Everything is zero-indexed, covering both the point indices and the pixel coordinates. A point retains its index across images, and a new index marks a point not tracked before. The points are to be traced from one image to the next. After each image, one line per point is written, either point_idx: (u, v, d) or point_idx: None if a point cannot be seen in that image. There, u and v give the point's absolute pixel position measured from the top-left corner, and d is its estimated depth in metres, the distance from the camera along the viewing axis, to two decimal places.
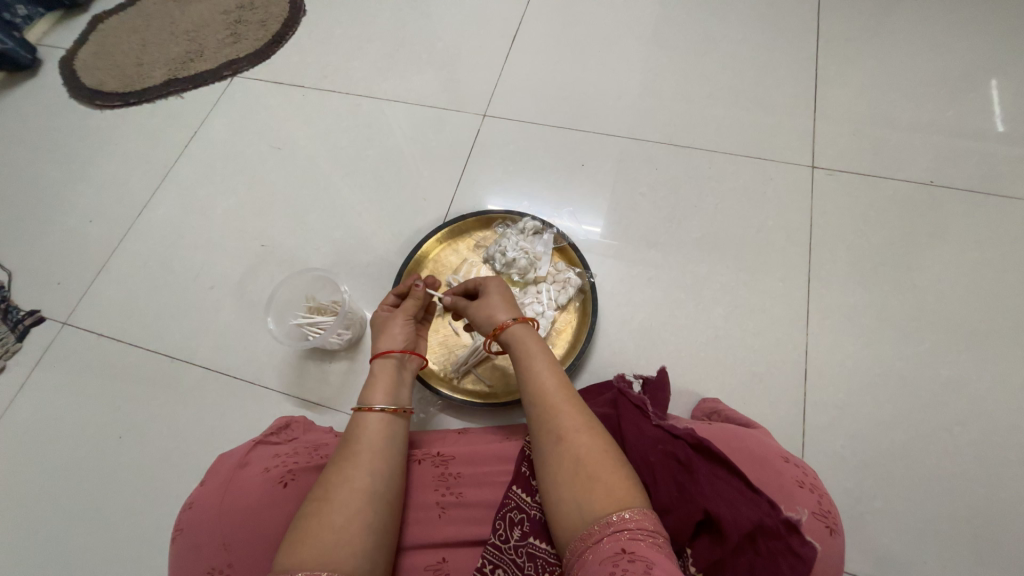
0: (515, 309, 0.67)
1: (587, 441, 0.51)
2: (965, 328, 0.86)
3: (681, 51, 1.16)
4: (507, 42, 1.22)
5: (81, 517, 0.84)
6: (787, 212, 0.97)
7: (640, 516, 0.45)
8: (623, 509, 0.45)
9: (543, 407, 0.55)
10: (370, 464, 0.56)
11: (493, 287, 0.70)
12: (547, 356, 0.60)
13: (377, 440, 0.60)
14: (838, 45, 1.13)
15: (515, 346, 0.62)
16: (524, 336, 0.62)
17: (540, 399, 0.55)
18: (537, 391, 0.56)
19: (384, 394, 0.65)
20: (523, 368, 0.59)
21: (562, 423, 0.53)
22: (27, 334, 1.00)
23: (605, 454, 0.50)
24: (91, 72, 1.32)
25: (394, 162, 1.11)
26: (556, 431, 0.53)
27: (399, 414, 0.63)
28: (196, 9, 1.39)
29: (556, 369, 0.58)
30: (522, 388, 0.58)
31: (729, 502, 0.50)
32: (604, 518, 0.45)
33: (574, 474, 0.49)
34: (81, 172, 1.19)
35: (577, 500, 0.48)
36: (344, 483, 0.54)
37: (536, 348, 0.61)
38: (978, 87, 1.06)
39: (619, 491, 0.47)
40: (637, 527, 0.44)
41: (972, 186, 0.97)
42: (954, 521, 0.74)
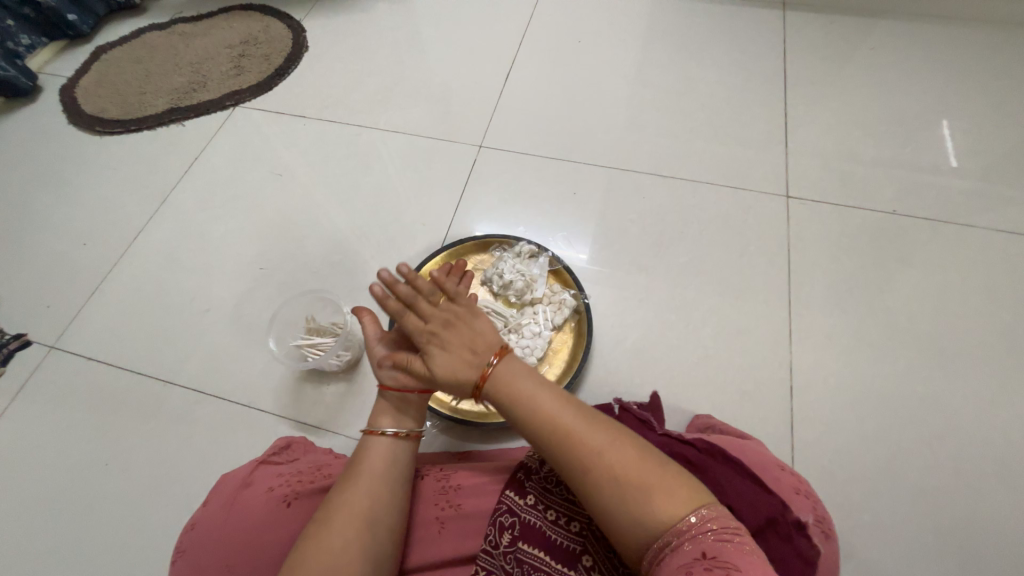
0: (483, 348, 0.54)
1: (622, 457, 0.47)
2: (934, 346, 0.92)
3: (663, 91, 1.25)
4: (501, 79, 1.30)
5: (61, 549, 0.80)
6: (766, 238, 1.03)
7: (711, 513, 0.43)
8: (692, 512, 0.43)
9: (563, 440, 0.48)
10: (368, 490, 0.55)
11: (445, 336, 0.56)
12: (538, 380, 0.52)
13: (380, 465, 0.58)
14: (804, 87, 1.24)
15: (503, 389, 0.52)
16: (508, 376, 0.52)
17: (557, 433, 0.49)
18: (549, 424, 0.49)
19: (392, 415, 0.61)
20: (523, 409, 0.51)
21: (592, 451, 0.47)
22: (11, 358, 0.97)
23: (645, 464, 0.46)
24: (92, 100, 1.34)
25: (394, 189, 1.15)
26: (588, 461, 0.47)
27: (406, 438, 0.61)
28: (201, 42, 1.44)
29: (552, 392, 0.52)
30: (528, 426, 0.51)
31: (738, 504, 0.51)
32: (678, 526, 0.42)
33: (628, 496, 0.45)
34: (78, 196, 1.19)
35: (646, 516, 0.43)
36: (342, 505, 0.54)
37: (524, 378, 0.52)
38: (931, 127, 1.17)
39: (679, 494, 0.44)
40: (714, 527, 0.41)
41: (932, 215, 1.05)
42: (939, 533, 0.77)
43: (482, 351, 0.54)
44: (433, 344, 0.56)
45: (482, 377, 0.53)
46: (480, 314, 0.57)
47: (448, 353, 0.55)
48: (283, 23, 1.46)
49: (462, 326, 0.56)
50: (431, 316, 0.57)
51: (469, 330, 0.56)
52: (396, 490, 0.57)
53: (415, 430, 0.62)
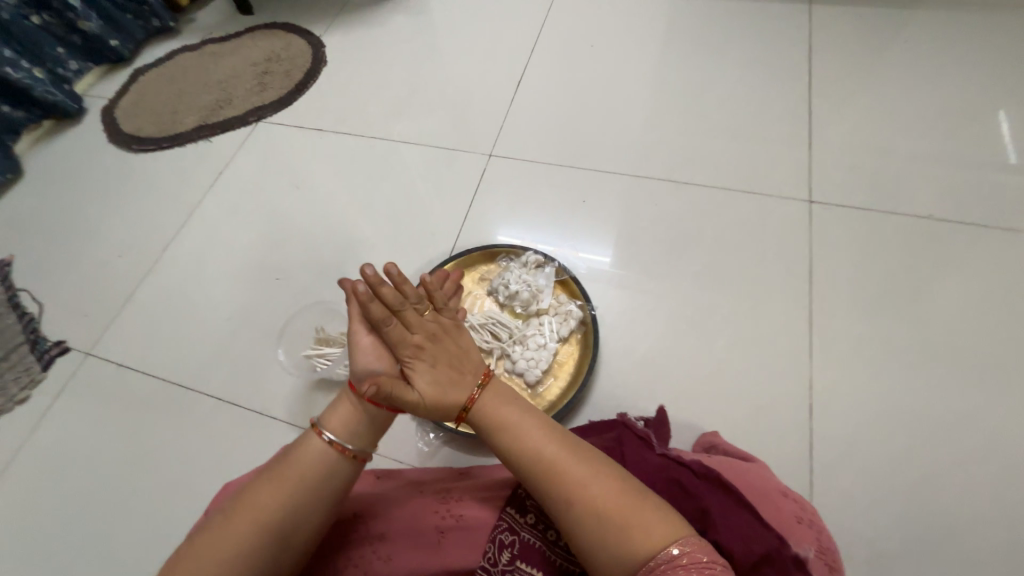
0: (467, 369, 0.56)
1: (602, 487, 0.48)
2: (975, 360, 0.84)
3: (678, 93, 1.21)
4: (512, 86, 1.29)
5: (89, 545, 0.85)
6: (786, 244, 0.98)
7: (692, 545, 0.43)
8: (672, 544, 0.44)
9: (544, 466, 0.50)
10: (283, 501, 0.50)
11: (431, 351, 0.56)
12: (524, 407, 0.55)
13: (310, 474, 0.53)
14: (830, 84, 1.18)
15: (489, 418, 0.54)
16: (495, 405, 0.55)
17: (539, 459, 0.51)
18: (531, 450, 0.51)
19: (343, 418, 0.55)
20: (508, 436, 0.53)
21: (574, 481, 0.49)
22: (52, 363, 1.04)
23: (625, 496, 0.47)
24: (129, 119, 1.43)
25: (406, 198, 1.16)
26: (568, 487, 0.49)
27: (347, 456, 0.55)
28: (228, 61, 1.51)
29: (538, 418, 0.54)
30: (511, 452, 0.52)
31: (735, 537, 0.48)
32: (657, 559, 0.43)
33: (607, 527, 0.46)
34: (115, 210, 1.27)
35: (619, 548, 0.45)
36: (248, 506, 0.50)
37: (510, 406, 0.55)
38: (973, 121, 1.08)
39: (658, 526, 0.45)
40: (693, 560, 0.42)
41: (973, 217, 0.97)
42: (978, 567, 0.71)
43: (468, 367, 0.57)
44: (417, 363, 0.55)
45: (465, 399, 0.55)
46: (465, 332, 0.59)
47: (434, 370, 0.55)
48: (303, 40, 1.51)
49: (448, 342, 0.57)
50: (418, 326, 0.57)
51: (455, 348, 0.57)
52: (314, 508, 0.52)
53: (362, 450, 0.56)
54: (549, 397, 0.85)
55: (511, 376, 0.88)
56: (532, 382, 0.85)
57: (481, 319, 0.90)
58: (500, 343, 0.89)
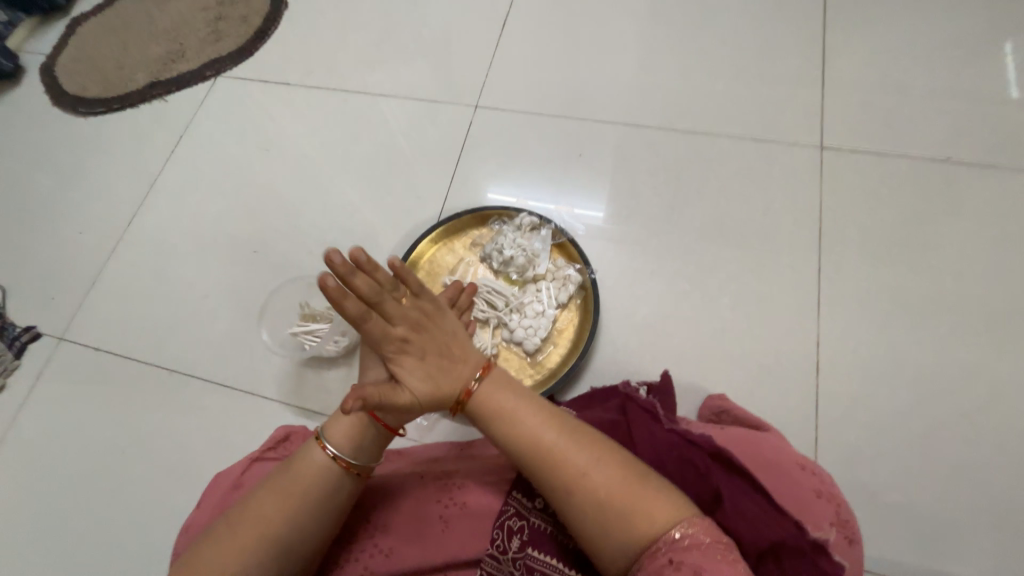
0: (458, 358, 0.54)
1: (602, 473, 0.47)
2: (984, 310, 0.82)
3: (680, 28, 1.10)
4: (497, 27, 1.17)
5: (89, 532, 0.83)
6: (794, 195, 0.93)
7: (694, 527, 0.43)
8: (675, 526, 0.43)
9: (542, 453, 0.49)
10: (283, 509, 0.51)
11: (418, 343, 0.53)
12: (519, 393, 0.53)
13: (314, 485, 0.53)
14: (845, 13, 1.07)
15: (485, 407, 0.52)
16: (491, 395, 0.53)
17: (536, 446, 0.49)
18: (528, 438, 0.50)
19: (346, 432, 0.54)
20: (506, 425, 0.51)
21: (574, 468, 0.48)
22: (25, 351, 0.99)
23: (626, 481, 0.47)
24: (72, 78, 1.29)
25: (387, 158, 1.07)
26: (567, 473, 0.48)
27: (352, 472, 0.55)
28: (175, 6, 1.34)
29: (533, 404, 0.52)
30: (508, 440, 0.51)
31: (751, 523, 0.48)
32: (659, 541, 0.43)
33: (609, 512, 0.46)
34: (69, 182, 1.16)
35: (621, 530, 0.45)
36: (251, 508, 0.51)
37: (505, 393, 0.53)
38: (996, 51, 1.00)
39: (659, 508, 0.45)
40: (694, 541, 0.42)
41: (991, 158, 0.92)
42: (976, 513, 0.72)
43: (459, 354, 0.54)
44: (405, 361, 0.53)
45: (460, 389, 0.53)
46: (450, 315, 0.56)
47: (423, 364, 0.53)
48: None
49: (434, 331, 0.54)
50: (399, 318, 0.52)
51: (441, 336, 0.54)
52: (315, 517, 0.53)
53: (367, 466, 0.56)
54: (549, 365, 0.82)
55: (509, 345, 0.84)
56: (531, 350, 0.82)
57: (475, 288, 0.85)
58: (496, 311, 0.85)
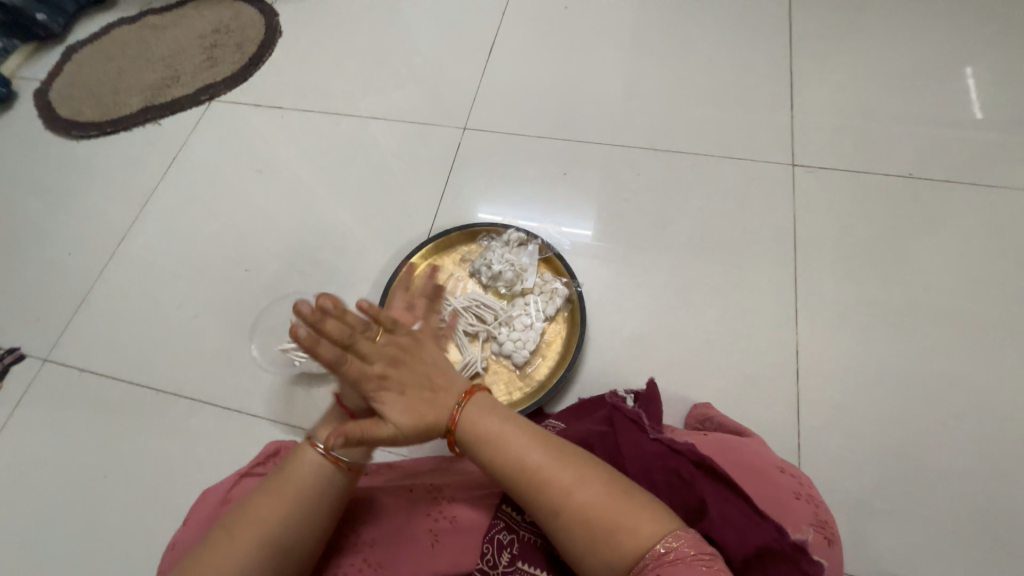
0: (441, 387, 0.53)
1: (587, 490, 0.47)
2: (953, 318, 0.86)
3: (658, 56, 1.16)
4: (485, 54, 1.22)
5: (68, 560, 0.81)
6: (771, 211, 0.97)
7: (679, 540, 0.43)
8: (659, 542, 0.43)
9: (526, 476, 0.49)
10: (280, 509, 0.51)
11: (397, 378, 0.52)
12: (502, 416, 0.53)
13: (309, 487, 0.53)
14: (812, 42, 1.14)
15: (468, 434, 0.52)
16: (474, 421, 0.52)
17: (520, 468, 0.49)
18: (511, 462, 0.50)
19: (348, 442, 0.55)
20: (492, 451, 0.51)
21: (560, 490, 0.48)
22: (8, 373, 0.97)
23: (612, 499, 0.47)
24: (67, 103, 1.31)
25: (379, 178, 1.10)
26: (551, 494, 0.48)
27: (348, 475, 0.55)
28: (171, 34, 1.38)
29: (517, 427, 0.52)
30: (493, 465, 0.51)
31: (735, 529, 0.49)
32: (645, 558, 0.43)
33: (596, 531, 0.45)
34: (61, 204, 1.17)
35: (607, 548, 0.45)
36: (246, 517, 0.50)
37: (488, 418, 0.52)
38: (952, 77, 1.07)
39: (644, 525, 0.44)
40: (679, 555, 0.41)
41: (952, 177, 0.97)
42: (955, 516, 0.74)
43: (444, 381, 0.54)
44: (384, 397, 0.51)
45: (448, 421, 0.52)
46: (428, 346, 0.55)
47: (405, 397, 0.52)
48: (255, 8, 1.39)
49: (413, 363, 0.53)
50: (375, 355, 0.51)
51: (421, 367, 0.53)
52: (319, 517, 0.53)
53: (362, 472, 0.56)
54: (538, 377, 0.84)
55: (498, 358, 0.85)
56: (520, 363, 0.83)
57: (464, 302, 0.87)
58: (485, 325, 0.86)
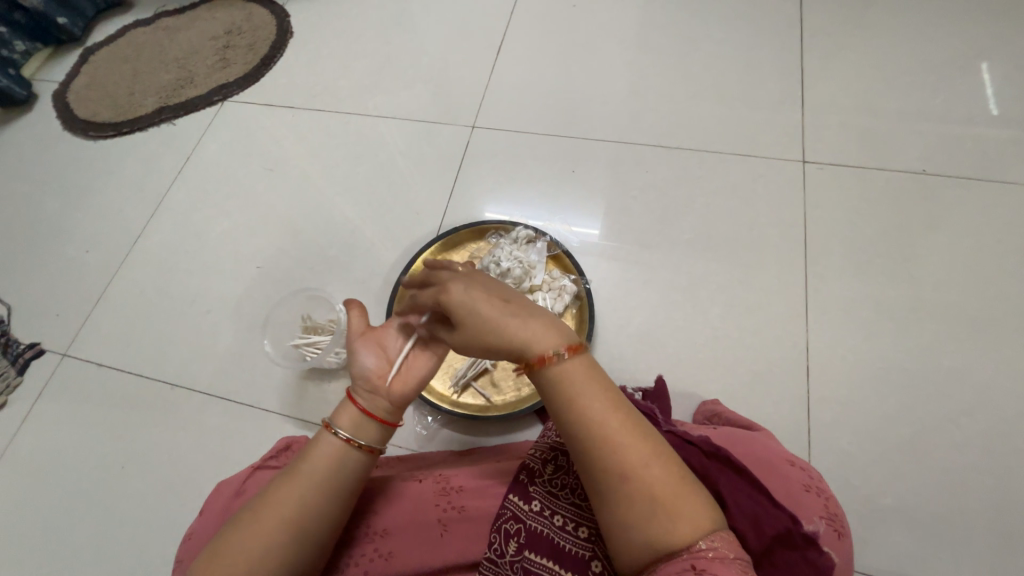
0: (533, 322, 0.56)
1: (658, 472, 0.44)
2: (965, 316, 0.85)
3: (666, 53, 1.16)
4: (493, 52, 1.23)
5: (85, 548, 0.83)
6: (779, 209, 0.97)
7: (721, 540, 0.41)
8: (702, 537, 0.41)
9: (601, 439, 0.45)
10: (301, 491, 0.51)
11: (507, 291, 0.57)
12: (602, 381, 0.49)
13: (326, 468, 0.53)
14: (822, 38, 1.13)
15: (561, 380, 0.48)
16: (579, 366, 0.49)
17: (598, 431, 0.46)
18: (589, 421, 0.46)
19: (353, 417, 0.56)
20: (568, 395, 0.47)
21: (629, 457, 0.44)
22: (27, 367, 1.00)
23: (678, 486, 0.44)
24: (84, 104, 1.34)
25: (386, 177, 1.11)
26: (619, 464, 0.44)
27: (357, 447, 0.55)
28: (185, 36, 1.40)
29: (611, 394, 0.48)
30: (571, 414, 0.47)
31: (751, 522, 0.49)
32: (682, 548, 0.41)
33: (648, 503, 0.43)
34: (78, 202, 1.20)
35: (656, 528, 0.42)
36: (268, 504, 0.51)
37: (590, 378, 0.48)
38: (968, 72, 1.06)
39: (701, 516, 0.42)
40: (719, 553, 0.40)
41: (965, 172, 0.96)
42: (967, 516, 0.73)
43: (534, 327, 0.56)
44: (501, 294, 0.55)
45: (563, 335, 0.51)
46: None
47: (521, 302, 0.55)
48: (266, 9, 1.41)
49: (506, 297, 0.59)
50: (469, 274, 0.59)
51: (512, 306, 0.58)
52: (342, 502, 0.53)
53: (372, 445, 0.56)
54: None
55: None
56: None
57: None
58: None
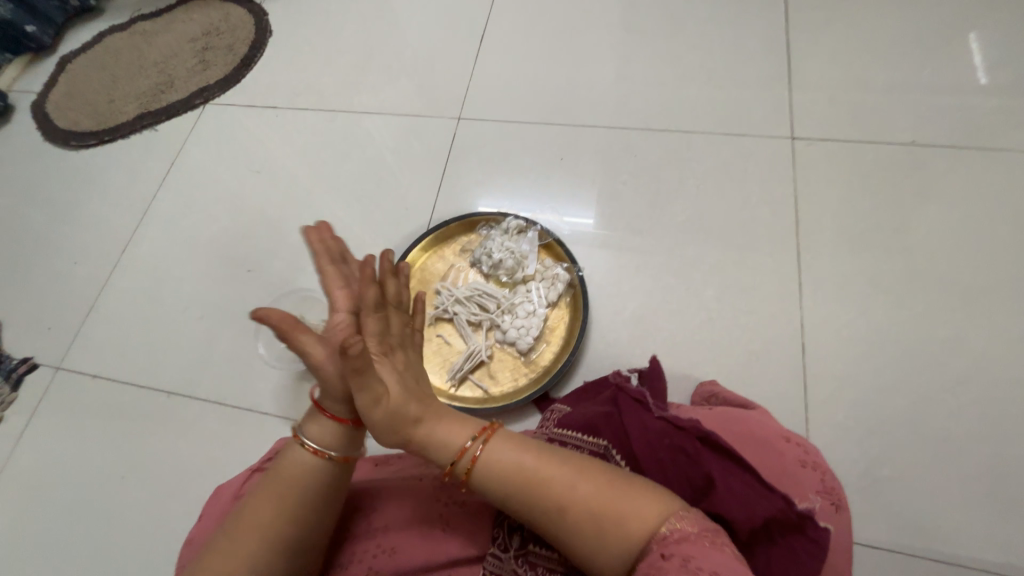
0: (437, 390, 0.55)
1: (588, 486, 0.47)
2: (960, 286, 0.85)
3: (651, 35, 1.15)
4: (476, 42, 1.21)
5: (91, 559, 0.83)
6: (770, 186, 0.96)
7: (681, 520, 0.43)
8: (662, 524, 0.43)
9: (527, 487, 0.48)
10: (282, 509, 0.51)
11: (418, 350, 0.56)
12: (504, 436, 0.51)
13: (304, 485, 0.52)
14: (807, 13, 1.12)
15: (481, 462, 0.49)
16: (490, 445, 0.50)
17: (522, 483, 0.48)
18: (512, 481, 0.48)
19: (328, 431, 0.53)
20: (490, 471, 0.49)
21: (558, 487, 0.47)
22: (22, 382, 0.99)
23: (611, 490, 0.46)
24: (63, 114, 1.31)
25: (374, 173, 1.10)
26: (554, 502, 0.47)
27: (329, 462, 0.53)
28: (162, 40, 1.38)
29: (514, 443, 0.50)
30: (496, 486, 0.49)
31: (743, 503, 0.49)
32: (649, 539, 0.43)
33: (596, 523, 0.45)
34: (63, 213, 1.18)
35: (614, 539, 0.44)
36: (251, 523, 0.50)
37: (497, 446, 0.50)
38: (955, 41, 1.05)
39: (646, 507, 0.44)
40: (684, 534, 0.41)
41: (954, 142, 0.96)
42: (966, 484, 0.74)
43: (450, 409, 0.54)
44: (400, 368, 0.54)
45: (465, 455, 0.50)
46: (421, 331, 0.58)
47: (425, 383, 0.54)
48: (243, 9, 1.39)
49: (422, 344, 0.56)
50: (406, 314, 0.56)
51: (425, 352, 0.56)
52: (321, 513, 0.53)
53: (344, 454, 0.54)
54: (543, 363, 0.84)
55: (502, 346, 0.86)
56: (525, 350, 0.83)
57: (466, 291, 0.87)
58: (489, 313, 0.86)
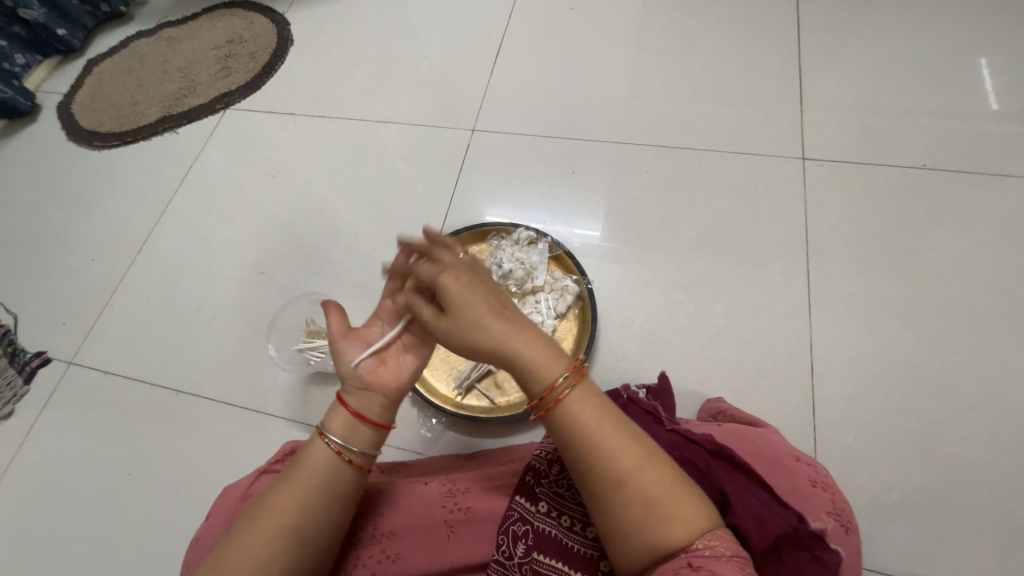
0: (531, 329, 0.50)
1: (653, 475, 0.44)
2: (970, 310, 0.85)
3: (664, 55, 1.17)
4: (492, 56, 1.23)
5: (93, 555, 0.83)
6: (780, 206, 0.97)
7: (716, 539, 0.42)
8: (698, 538, 0.42)
9: (597, 450, 0.45)
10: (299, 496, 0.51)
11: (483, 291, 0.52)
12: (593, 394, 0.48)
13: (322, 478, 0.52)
14: (820, 36, 1.14)
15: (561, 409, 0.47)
16: (577, 399, 0.47)
17: (594, 445, 0.45)
18: (581, 438, 0.46)
19: (346, 421, 0.54)
20: (564, 421, 0.47)
21: (625, 465, 0.44)
22: (34, 376, 1.00)
23: (671, 486, 0.44)
24: (88, 115, 1.35)
25: (388, 181, 1.12)
26: (613, 475, 0.45)
27: (347, 462, 0.53)
28: (187, 46, 1.42)
29: (599, 405, 0.47)
30: (564, 435, 0.47)
31: (755, 520, 0.49)
32: (681, 548, 0.42)
33: (646, 508, 0.43)
34: (83, 211, 1.21)
35: (654, 533, 0.43)
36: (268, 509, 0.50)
37: (585, 401, 0.47)
38: (968, 68, 1.06)
39: (695, 518, 0.43)
40: (716, 552, 0.41)
41: (966, 166, 0.96)
42: (977, 511, 0.73)
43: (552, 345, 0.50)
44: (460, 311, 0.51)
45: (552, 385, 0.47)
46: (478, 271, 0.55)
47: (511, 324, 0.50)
48: (267, 18, 1.43)
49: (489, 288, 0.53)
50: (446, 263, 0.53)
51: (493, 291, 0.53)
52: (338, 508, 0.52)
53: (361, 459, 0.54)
54: None
55: None
56: None
57: None
58: None
